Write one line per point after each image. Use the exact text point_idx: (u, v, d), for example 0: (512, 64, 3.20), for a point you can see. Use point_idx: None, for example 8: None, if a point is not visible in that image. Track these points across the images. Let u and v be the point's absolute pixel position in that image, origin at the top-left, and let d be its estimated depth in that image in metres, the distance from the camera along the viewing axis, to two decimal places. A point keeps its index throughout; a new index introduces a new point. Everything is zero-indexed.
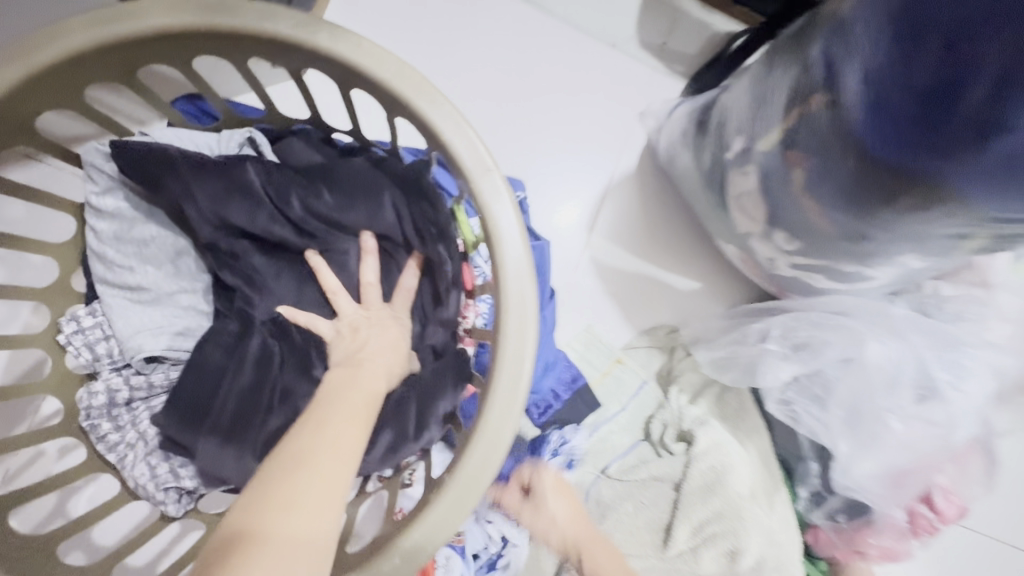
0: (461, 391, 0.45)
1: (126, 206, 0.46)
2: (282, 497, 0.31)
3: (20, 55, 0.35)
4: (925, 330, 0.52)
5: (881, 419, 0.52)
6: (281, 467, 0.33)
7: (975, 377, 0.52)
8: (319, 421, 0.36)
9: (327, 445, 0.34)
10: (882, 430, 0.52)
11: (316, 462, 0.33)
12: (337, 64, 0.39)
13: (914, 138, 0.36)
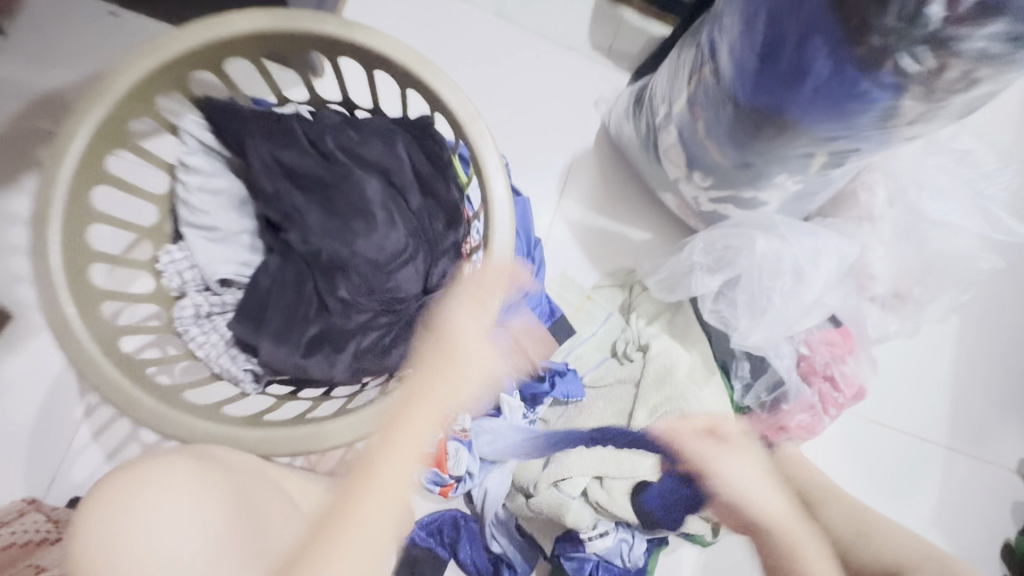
0: (459, 303, 0.59)
1: (206, 163, 0.60)
2: (342, 545, 0.44)
3: (154, 51, 0.51)
4: (819, 237, 0.67)
5: (766, 296, 0.67)
6: (343, 517, 0.45)
7: (835, 253, 0.67)
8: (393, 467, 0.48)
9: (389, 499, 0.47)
10: (766, 303, 0.68)
11: (379, 510, 0.46)
12: (367, 51, 0.55)
13: (761, 88, 0.54)
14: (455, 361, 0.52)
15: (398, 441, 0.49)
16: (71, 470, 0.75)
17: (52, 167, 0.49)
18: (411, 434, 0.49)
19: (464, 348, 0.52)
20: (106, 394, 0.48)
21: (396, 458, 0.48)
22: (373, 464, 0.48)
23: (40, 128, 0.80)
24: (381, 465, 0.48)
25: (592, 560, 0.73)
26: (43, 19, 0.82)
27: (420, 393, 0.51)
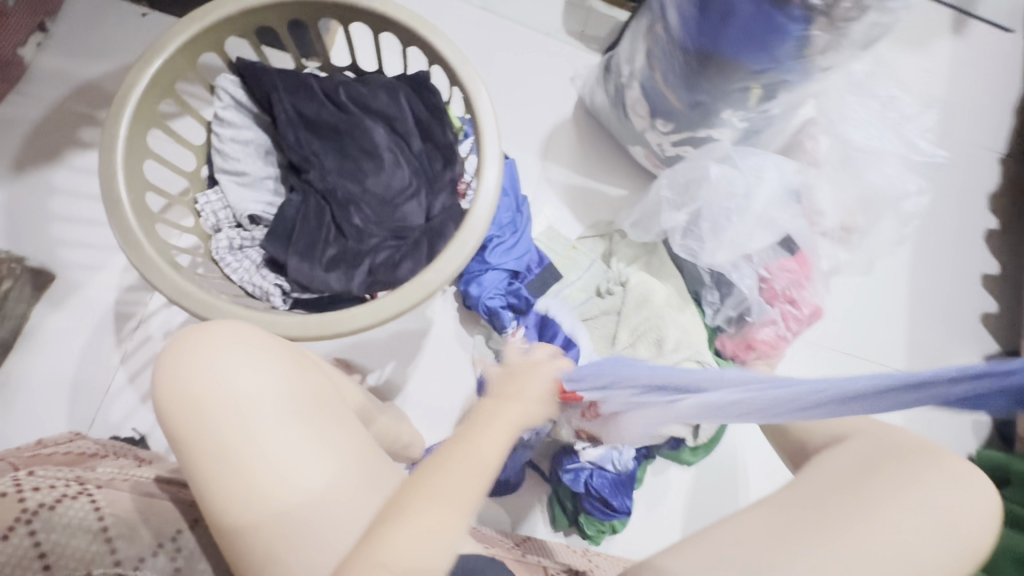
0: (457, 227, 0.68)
1: (237, 117, 0.71)
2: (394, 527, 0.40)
3: (196, 15, 0.62)
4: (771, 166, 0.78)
5: (724, 218, 0.78)
6: (435, 492, 0.41)
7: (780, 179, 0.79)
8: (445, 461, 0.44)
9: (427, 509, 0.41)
10: (725, 225, 0.78)
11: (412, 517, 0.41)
12: (374, 14, 0.66)
13: (699, 31, 0.66)
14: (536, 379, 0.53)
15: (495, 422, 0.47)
16: (109, 412, 0.82)
17: (117, 110, 0.59)
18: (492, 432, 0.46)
19: (463, 250, 0.61)
20: (166, 292, 0.57)
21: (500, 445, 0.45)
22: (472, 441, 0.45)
23: (81, 112, 0.91)
24: (482, 446, 0.45)
25: (586, 469, 0.80)
26: (83, 21, 0.94)
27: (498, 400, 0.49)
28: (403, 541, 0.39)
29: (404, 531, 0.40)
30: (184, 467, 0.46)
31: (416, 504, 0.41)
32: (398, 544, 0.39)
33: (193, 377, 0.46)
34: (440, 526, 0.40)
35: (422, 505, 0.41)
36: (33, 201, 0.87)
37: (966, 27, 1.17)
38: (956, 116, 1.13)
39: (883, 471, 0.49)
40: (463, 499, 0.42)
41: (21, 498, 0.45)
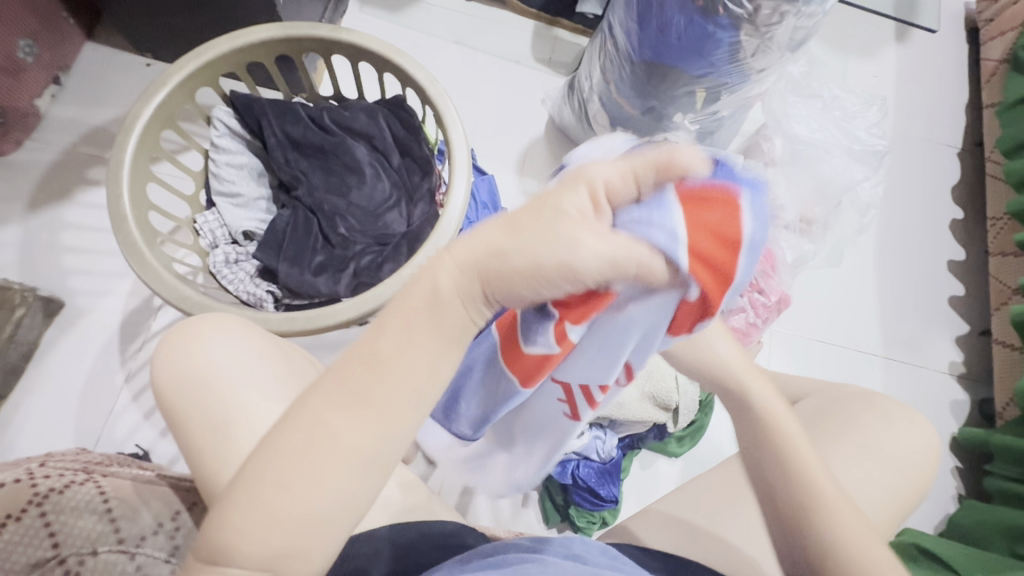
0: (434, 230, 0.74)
1: (232, 143, 0.78)
2: (259, 496, 0.32)
3: (194, 54, 0.70)
4: None
5: None
6: (329, 436, 0.32)
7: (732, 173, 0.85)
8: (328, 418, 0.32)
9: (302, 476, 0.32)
10: None
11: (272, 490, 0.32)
12: (352, 46, 0.74)
13: (642, 43, 0.73)
14: (564, 210, 0.31)
15: (413, 313, 0.33)
16: (114, 429, 0.86)
17: (124, 139, 0.66)
18: (413, 342, 0.33)
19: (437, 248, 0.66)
20: (168, 298, 0.63)
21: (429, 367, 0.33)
22: (388, 365, 0.33)
23: (91, 154, 0.99)
24: (401, 367, 0.33)
25: (573, 460, 0.82)
26: (94, 74, 1.03)
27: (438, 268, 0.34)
28: (289, 486, 0.32)
29: (286, 487, 0.32)
30: (184, 438, 0.51)
31: (307, 443, 0.32)
32: (248, 513, 0.32)
33: (190, 359, 0.51)
34: (332, 477, 0.32)
35: (315, 450, 0.32)
36: (45, 236, 0.94)
37: (910, 33, 1.25)
38: (909, 114, 1.18)
39: (846, 413, 0.55)
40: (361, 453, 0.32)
41: (34, 483, 0.51)
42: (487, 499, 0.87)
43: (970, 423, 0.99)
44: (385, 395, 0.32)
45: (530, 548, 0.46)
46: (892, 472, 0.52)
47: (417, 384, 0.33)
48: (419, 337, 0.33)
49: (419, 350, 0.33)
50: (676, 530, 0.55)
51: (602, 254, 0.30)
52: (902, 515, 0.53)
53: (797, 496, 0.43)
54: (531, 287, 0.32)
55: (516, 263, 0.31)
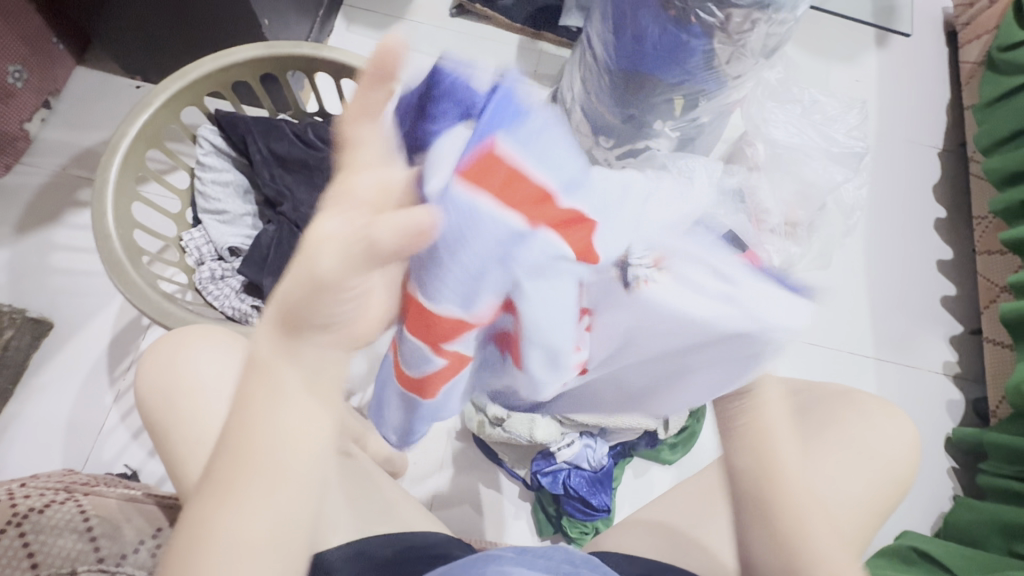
0: None
1: (218, 161, 0.79)
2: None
3: (178, 73, 0.71)
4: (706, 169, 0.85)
5: None
6: (221, 515, 0.33)
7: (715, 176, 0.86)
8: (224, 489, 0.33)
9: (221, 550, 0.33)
10: None
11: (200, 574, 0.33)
12: (335, 63, 0.76)
13: (619, 54, 0.75)
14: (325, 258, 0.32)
15: (282, 404, 0.33)
16: (102, 450, 0.85)
17: (108, 158, 0.67)
18: (252, 401, 0.33)
19: None
20: (152, 314, 0.63)
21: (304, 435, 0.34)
22: (249, 437, 0.33)
23: (81, 176, 0.99)
24: (252, 439, 0.33)
25: (563, 470, 0.81)
26: (83, 97, 1.05)
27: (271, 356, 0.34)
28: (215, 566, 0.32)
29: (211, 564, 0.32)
30: (166, 453, 0.50)
31: (200, 530, 0.33)
32: None
33: (175, 373, 0.51)
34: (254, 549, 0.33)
35: (209, 535, 0.33)
36: (35, 258, 0.94)
37: (890, 39, 1.27)
38: (891, 118, 1.20)
39: (835, 405, 0.57)
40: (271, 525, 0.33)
41: (12, 503, 0.52)
42: (479, 511, 0.86)
43: (964, 423, 0.98)
44: (269, 477, 0.33)
45: (514, 558, 0.46)
46: (875, 464, 0.54)
47: (297, 445, 0.34)
48: (266, 408, 0.33)
49: (277, 418, 0.33)
50: (663, 536, 0.54)
51: (344, 263, 0.31)
52: (888, 509, 0.54)
53: (753, 468, 0.46)
54: (335, 334, 0.34)
55: (296, 325, 0.33)
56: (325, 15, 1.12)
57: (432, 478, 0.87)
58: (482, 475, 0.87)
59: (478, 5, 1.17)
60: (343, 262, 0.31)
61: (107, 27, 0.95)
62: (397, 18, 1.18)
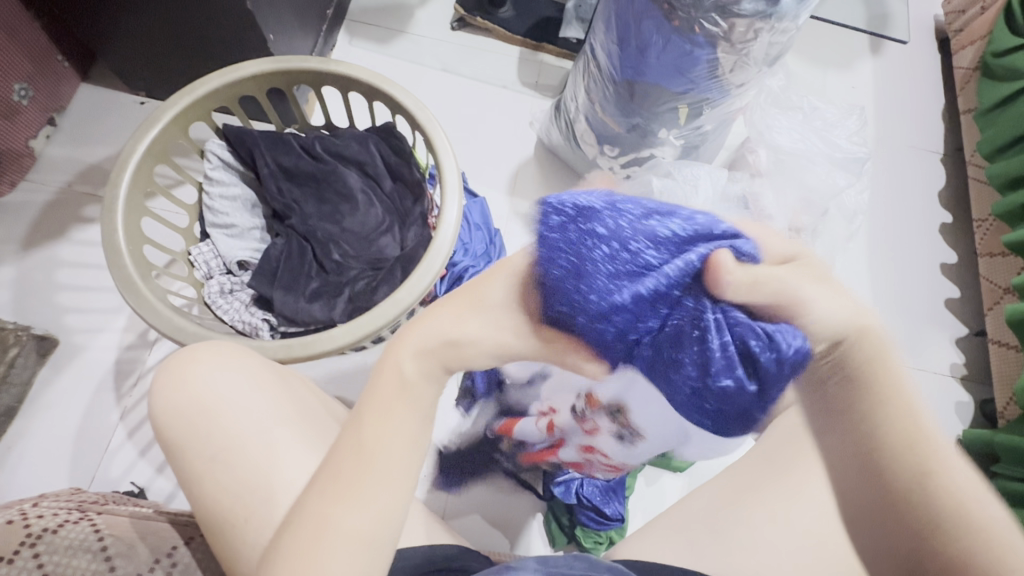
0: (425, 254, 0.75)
1: (226, 175, 0.79)
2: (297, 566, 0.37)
3: (187, 89, 0.72)
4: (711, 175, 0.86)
5: None
6: (331, 498, 0.39)
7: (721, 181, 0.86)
8: (336, 478, 0.39)
9: (323, 538, 0.38)
10: None
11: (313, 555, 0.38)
12: (341, 76, 0.76)
13: (624, 64, 0.76)
14: (489, 299, 0.40)
15: (384, 400, 0.41)
16: (109, 468, 0.84)
17: (118, 174, 0.68)
18: (378, 413, 0.41)
19: (430, 267, 0.67)
20: (162, 328, 0.63)
21: (396, 426, 0.40)
22: (366, 437, 0.40)
23: (86, 192, 0.99)
24: (370, 438, 0.40)
25: (576, 478, 0.80)
26: (88, 114, 1.05)
27: (388, 357, 0.43)
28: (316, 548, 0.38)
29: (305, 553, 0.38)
30: (183, 469, 0.50)
31: (320, 514, 0.38)
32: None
33: (190, 389, 0.50)
34: (340, 548, 0.38)
35: (325, 522, 0.38)
36: (40, 275, 0.94)
37: (884, 46, 1.29)
38: (889, 125, 1.21)
39: None
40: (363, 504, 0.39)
41: (26, 524, 0.54)
42: (492, 522, 0.85)
43: (974, 425, 0.98)
44: (366, 461, 0.39)
45: (537, 569, 0.46)
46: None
47: (392, 454, 0.40)
48: (391, 419, 0.40)
49: (394, 421, 0.41)
50: (686, 543, 0.53)
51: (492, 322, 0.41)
52: None
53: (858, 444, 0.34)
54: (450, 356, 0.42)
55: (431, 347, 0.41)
56: (328, 30, 1.13)
57: (443, 489, 0.86)
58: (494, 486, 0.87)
59: (479, 18, 1.18)
60: (469, 310, 0.41)
61: (113, 44, 0.95)
62: (399, 31, 1.19)
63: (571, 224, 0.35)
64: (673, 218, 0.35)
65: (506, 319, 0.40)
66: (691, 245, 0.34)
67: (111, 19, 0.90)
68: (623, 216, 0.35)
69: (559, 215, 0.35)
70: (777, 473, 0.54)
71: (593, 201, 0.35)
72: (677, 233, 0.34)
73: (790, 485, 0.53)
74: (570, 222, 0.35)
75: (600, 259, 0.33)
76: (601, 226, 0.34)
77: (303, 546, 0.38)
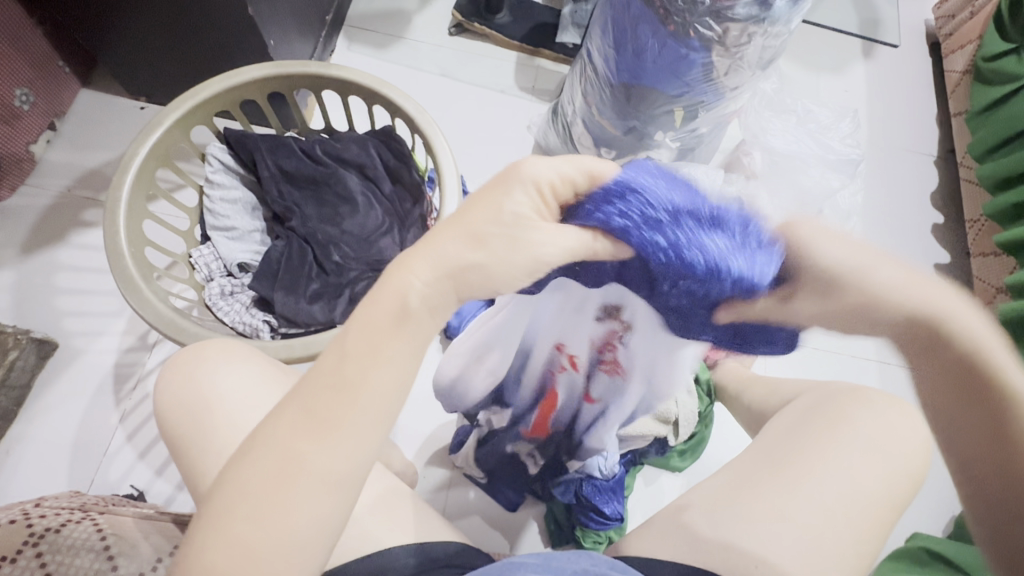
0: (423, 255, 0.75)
1: (227, 178, 0.80)
2: (254, 514, 0.32)
3: (189, 93, 0.73)
4: None
5: None
6: (304, 438, 0.33)
7: None
8: (310, 414, 0.33)
9: (285, 487, 0.33)
10: None
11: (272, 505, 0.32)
12: (342, 81, 0.77)
13: (621, 68, 0.77)
14: (515, 217, 0.36)
15: (376, 333, 0.34)
16: (108, 471, 0.84)
17: (121, 177, 0.68)
18: (375, 339, 0.34)
19: None
20: (163, 330, 0.63)
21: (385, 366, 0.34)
22: (353, 374, 0.34)
23: (86, 197, 1.00)
24: (363, 377, 0.34)
25: (577, 478, 0.79)
26: (89, 119, 1.06)
27: (396, 271, 0.36)
28: (278, 500, 0.33)
29: (263, 517, 0.32)
30: (186, 468, 0.50)
31: (289, 459, 0.33)
32: (237, 538, 0.32)
33: (195, 387, 0.51)
34: (310, 505, 0.33)
35: (296, 468, 0.33)
36: (40, 279, 0.94)
37: (876, 50, 1.31)
38: (882, 127, 1.23)
39: (849, 404, 0.60)
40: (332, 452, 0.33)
41: (30, 524, 0.56)
42: (492, 522, 0.86)
43: None
44: (345, 406, 0.34)
45: (537, 565, 0.47)
46: (885, 457, 0.55)
47: (377, 392, 0.34)
48: (390, 352, 0.35)
49: (387, 354, 0.35)
50: (685, 537, 0.54)
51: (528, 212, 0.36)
52: (903, 505, 0.55)
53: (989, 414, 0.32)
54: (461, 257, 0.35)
55: (454, 251, 0.35)
56: (326, 35, 1.14)
57: (443, 490, 0.87)
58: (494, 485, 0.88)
59: (477, 23, 1.19)
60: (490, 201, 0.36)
61: (114, 51, 0.96)
62: (398, 37, 1.21)
63: (639, 219, 0.37)
64: (736, 224, 0.38)
65: (534, 231, 0.36)
66: (743, 253, 0.37)
67: (113, 25, 0.91)
68: (693, 222, 0.37)
69: (622, 207, 0.37)
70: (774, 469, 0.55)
71: (667, 196, 0.38)
72: (735, 246, 0.37)
73: (784, 480, 0.54)
74: (639, 212, 0.37)
75: (657, 264, 0.38)
76: (670, 229, 0.37)
77: (256, 502, 0.32)
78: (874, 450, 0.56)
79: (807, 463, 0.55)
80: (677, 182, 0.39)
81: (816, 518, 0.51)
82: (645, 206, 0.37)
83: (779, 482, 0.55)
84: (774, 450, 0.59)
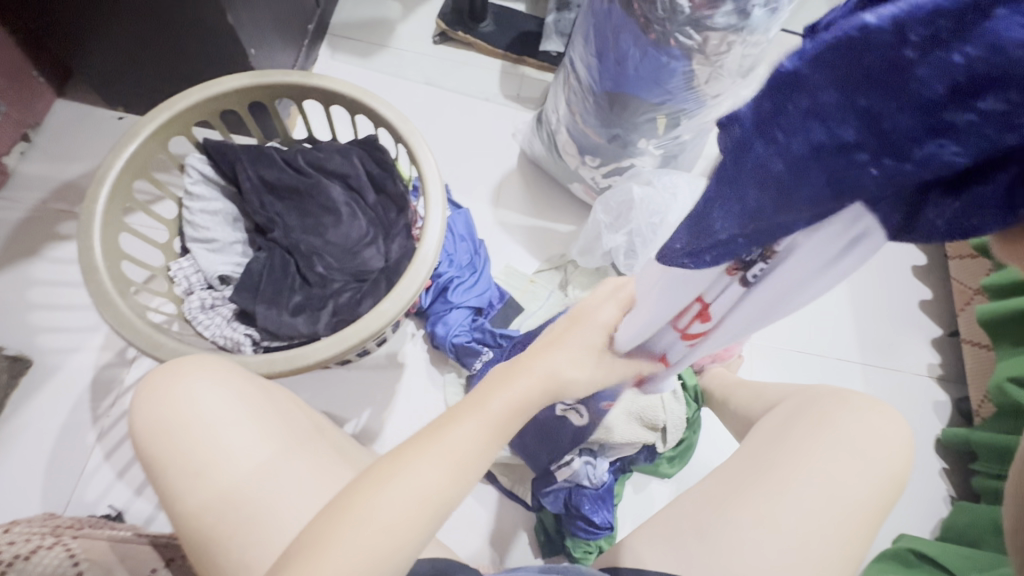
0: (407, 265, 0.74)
1: (207, 190, 0.78)
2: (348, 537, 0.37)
3: (165, 104, 0.71)
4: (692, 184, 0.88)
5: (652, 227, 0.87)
6: (419, 470, 0.39)
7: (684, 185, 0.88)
8: (434, 450, 0.40)
9: (388, 515, 0.38)
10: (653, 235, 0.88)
11: (370, 528, 0.37)
12: (323, 91, 0.76)
13: (603, 78, 0.78)
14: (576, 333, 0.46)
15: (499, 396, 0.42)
16: (85, 491, 0.82)
17: (95, 189, 0.67)
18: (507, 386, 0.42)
19: (416, 279, 0.67)
20: (139, 345, 0.61)
21: (464, 423, 0.41)
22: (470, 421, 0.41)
23: (61, 209, 0.97)
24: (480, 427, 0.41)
25: (565, 488, 0.80)
26: (64, 130, 1.04)
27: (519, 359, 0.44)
28: (375, 528, 0.37)
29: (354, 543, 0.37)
30: (163, 488, 0.49)
31: (397, 489, 0.39)
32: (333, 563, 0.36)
33: (175, 404, 0.50)
34: (403, 533, 0.38)
35: (405, 497, 0.38)
36: (12, 294, 0.92)
37: None
38: None
39: (829, 407, 0.60)
40: (419, 492, 0.39)
41: None
42: (480, 534, 0.84)
43: (952, 424, 0.97)
44: (461, 447, 0.40)
45: None
46: (868, 462, 0.56)
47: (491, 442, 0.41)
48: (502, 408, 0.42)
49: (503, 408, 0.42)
50: (673, 547, 0.53)
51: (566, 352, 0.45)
52: (887, 507, 0.55)
53: None
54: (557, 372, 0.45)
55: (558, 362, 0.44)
56: (309, 44, 1.13)
57: None
58: (482, 495, 0.87)
59: (460, 32, 1.19)
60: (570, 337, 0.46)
61: (93, 61, 0.95)
62: (381, 46, 1.20)
63: (797, 164, 0.27)
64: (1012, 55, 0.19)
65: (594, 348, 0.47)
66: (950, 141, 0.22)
67: (88, 33, 0.89)
68: (882, 104, 0.23)
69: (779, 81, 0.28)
70: (762, 476, 0.55)
71: (824, 119, 0.25)
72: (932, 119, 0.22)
73: (771, 486, 0.54)
74: (779, 170, 0.28)
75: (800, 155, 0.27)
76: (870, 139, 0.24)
77: (345, 537, 0.37)
78: (856, 453, 0.56)
79: (794, 469, 0.55)
80: (825, 50, 0.24)
81: (801, 523, 0.51)
82: (784, 158, 0.27)
83: (766, 488, 0.54)
84: (760, 454, 0.59)
